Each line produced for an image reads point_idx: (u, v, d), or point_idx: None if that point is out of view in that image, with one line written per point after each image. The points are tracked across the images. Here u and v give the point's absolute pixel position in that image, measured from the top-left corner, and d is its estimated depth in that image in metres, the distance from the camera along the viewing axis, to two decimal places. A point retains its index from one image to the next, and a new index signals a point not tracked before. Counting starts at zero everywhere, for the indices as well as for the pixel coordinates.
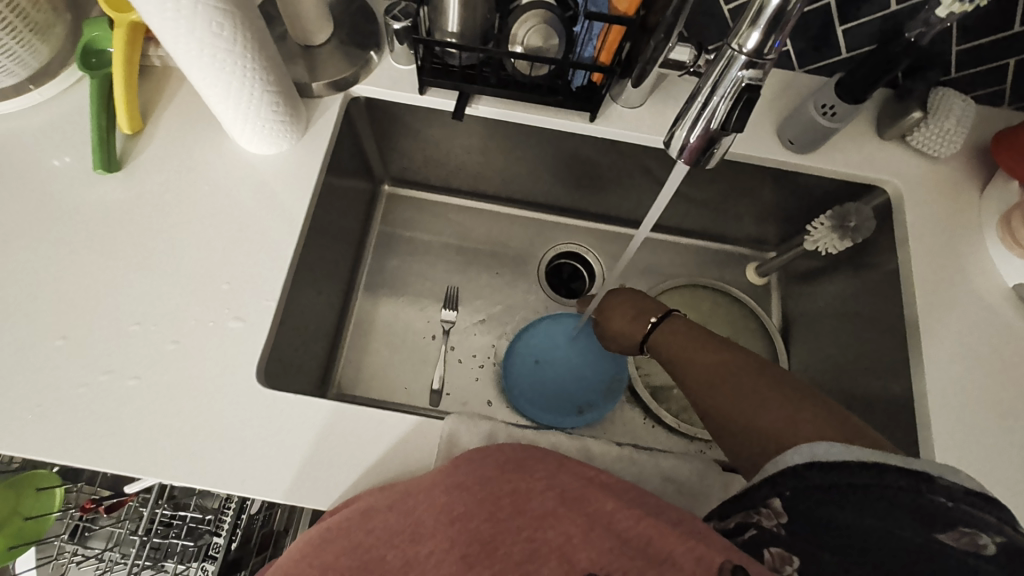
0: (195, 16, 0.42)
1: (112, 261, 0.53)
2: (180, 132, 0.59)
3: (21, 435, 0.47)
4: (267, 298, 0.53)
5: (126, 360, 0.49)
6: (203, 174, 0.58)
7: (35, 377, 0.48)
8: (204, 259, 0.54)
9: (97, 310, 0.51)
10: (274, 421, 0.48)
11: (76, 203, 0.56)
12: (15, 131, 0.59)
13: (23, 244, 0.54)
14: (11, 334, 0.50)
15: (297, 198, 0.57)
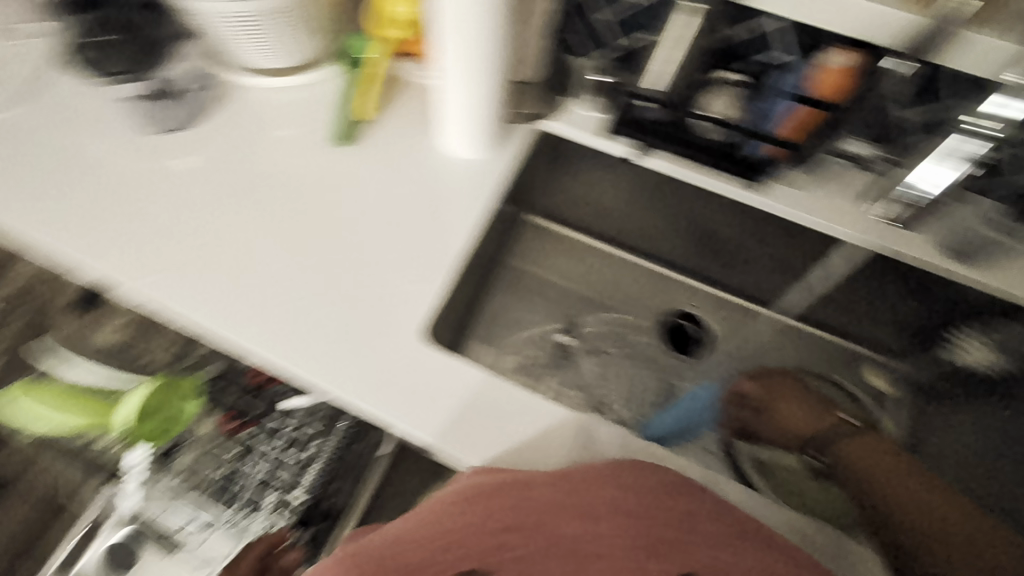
0: (477, 37, 0.54)
1: (331, 215, 0.66)
2: (401, 125, 0.71)
3: (243, 331, 0.59)
4: (444, 273, 0.63)
5: (330, 295, 0.61)
6: (412, 160, 0.69)
7: (257, 293, 0.62)
8: (399, 229, 0.65)
9: (309, 253, 0.64)
10: (432, 378, 0.57)
11: (314, 163, 0.69)
12: (277, 98, 0.73)
13: (267, 185, 0.68)
14: (244, 256, 0.64)
15: (483, 195, 0.67)
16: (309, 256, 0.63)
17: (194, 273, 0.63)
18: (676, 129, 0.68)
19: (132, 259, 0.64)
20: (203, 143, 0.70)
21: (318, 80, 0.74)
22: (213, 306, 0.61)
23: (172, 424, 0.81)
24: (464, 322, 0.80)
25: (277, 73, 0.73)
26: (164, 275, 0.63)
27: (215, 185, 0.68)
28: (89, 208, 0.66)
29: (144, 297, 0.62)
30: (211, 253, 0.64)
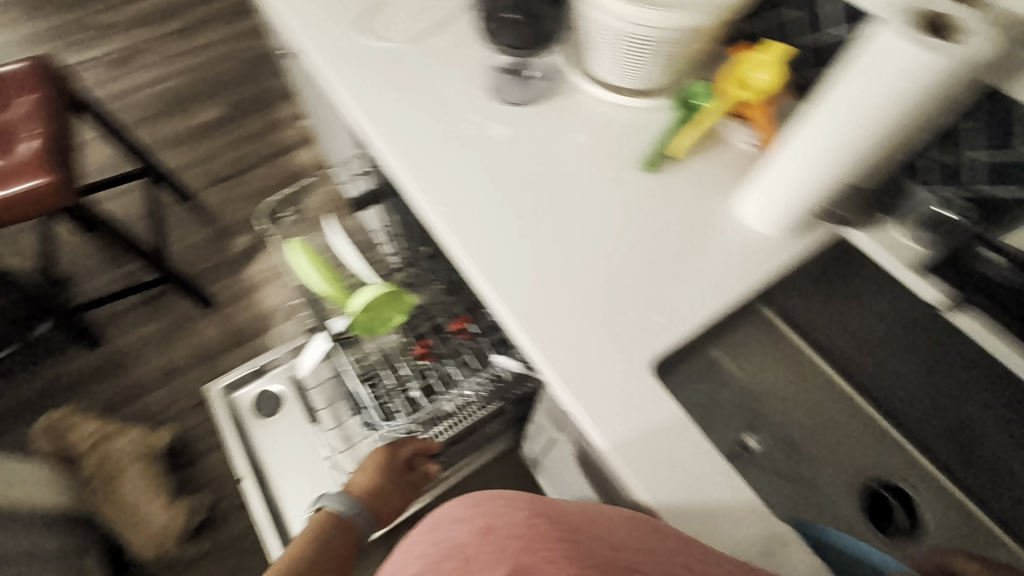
0: (859, 134, 0.56)
1: (612, 229, 0.73)
2: (704, 174, 0.76)
3: (506, 295, 0.69)
4: (690, 326, 0.67)
5: (585, 298, 0.68)
6: (701, 213, 0.73)
7: (526, 260, 0.71)
8: (665, 269, 0.70)
9: (581, 248, 0.72)
10: (643, 403, 0.62)
11: (616, 180, 0.76)
12: (607, 110, 0.82)
13: (569, 183, 0.77)
14: (528, 225, 0.74)
15: (753, 271, 0.70)
16: (581, 258, 0.71)
17: (484, 221, 0.74)
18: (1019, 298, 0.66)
19: (446, 196, 0.77)
20: (531, 124, 0.82)
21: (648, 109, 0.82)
22: (489, 254, 0.72)
23: (376, 325, 0.97)
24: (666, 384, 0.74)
25: (616, 89, 0.82)
26: (460, 212, 0.75)
27: (525, 157, 0.79)
28: (431, 146, 0.82)
29: (438, 222, 0.75)
30: (502, 211, 0.75)
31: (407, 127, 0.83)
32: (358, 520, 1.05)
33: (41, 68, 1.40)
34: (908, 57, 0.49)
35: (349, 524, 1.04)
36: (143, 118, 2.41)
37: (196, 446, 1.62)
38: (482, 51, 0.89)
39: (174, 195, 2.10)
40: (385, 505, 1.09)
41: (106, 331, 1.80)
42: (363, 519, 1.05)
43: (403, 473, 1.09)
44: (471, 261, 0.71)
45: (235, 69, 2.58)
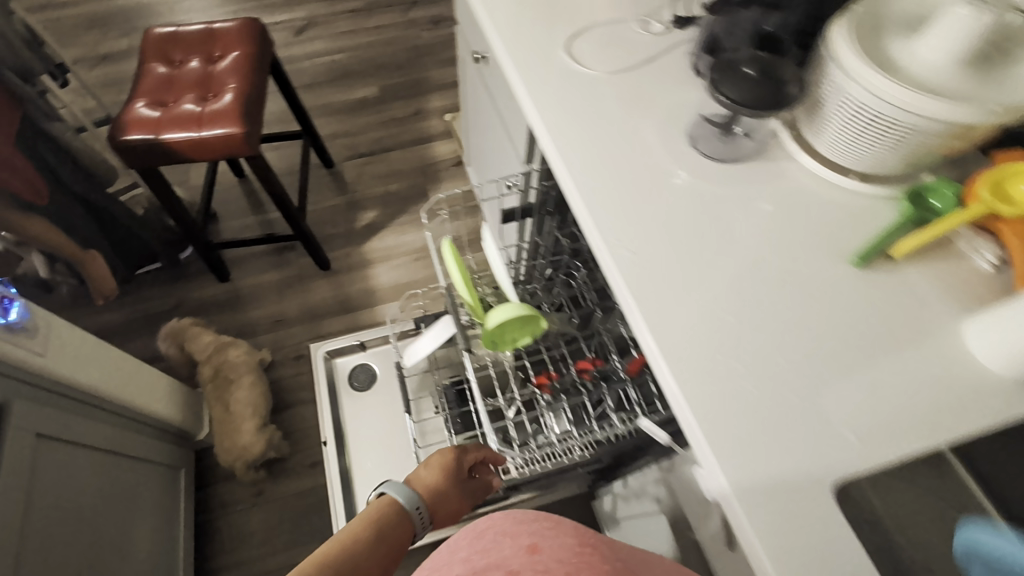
0: None
1: (801, 321, 0.68)
2: (921, 287, 0.69)
3: (674, 357, 0.66)
4: (882, 452, 0.59)
5: (761, 385, 0.63)
6: (911, 329, 0.66)
7: (706, 335, 0.67)
8: (859, 380, 0.63)
9: (770, 336, 0.67)
10: (820, 524, 0.56)
11: (815, 267, 0.71)
12: (820, 189, 0.77)
13: (762, 259, 0.73)
14: (712, 298, 0.70)
15: (969, 412, 0.61)
16: (762, 343, 0.66)
17: (665, 283, 0.72)
18: None
19: (626, 240, 0.76)
20: (730, 192, 0.79)
21: (869, 196, 0.75)
22: (667, 319, 0.69)
23: (503, 342, 0.96)
24: None
25: (836, 169, 0.76)
26: (641, 267, 0.73)
27: (718, 226, 0.76)
28: (620, 186, 0.81)
29: (616, 273, 0.74)
30: (686, 277, 0.72)
31: (599, 169, 0.83)
32: (415, 518, 0.91)
33: (255, 28, 1.54)
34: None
35: (406, 518, 0.89)
36: (310, 83, 2.60)
37: (285, 397, 1.69)
38: (693, 97, 0.86)
39: (319, 160, 2.24)
40: (442, 512, 0.97)
41: (235, 269, 1.93)
42: (420, 519, 0.91)
43: (465, 479, 1.01)
44: (646, 321, 0.69)
45: (396, 54, 2.71)
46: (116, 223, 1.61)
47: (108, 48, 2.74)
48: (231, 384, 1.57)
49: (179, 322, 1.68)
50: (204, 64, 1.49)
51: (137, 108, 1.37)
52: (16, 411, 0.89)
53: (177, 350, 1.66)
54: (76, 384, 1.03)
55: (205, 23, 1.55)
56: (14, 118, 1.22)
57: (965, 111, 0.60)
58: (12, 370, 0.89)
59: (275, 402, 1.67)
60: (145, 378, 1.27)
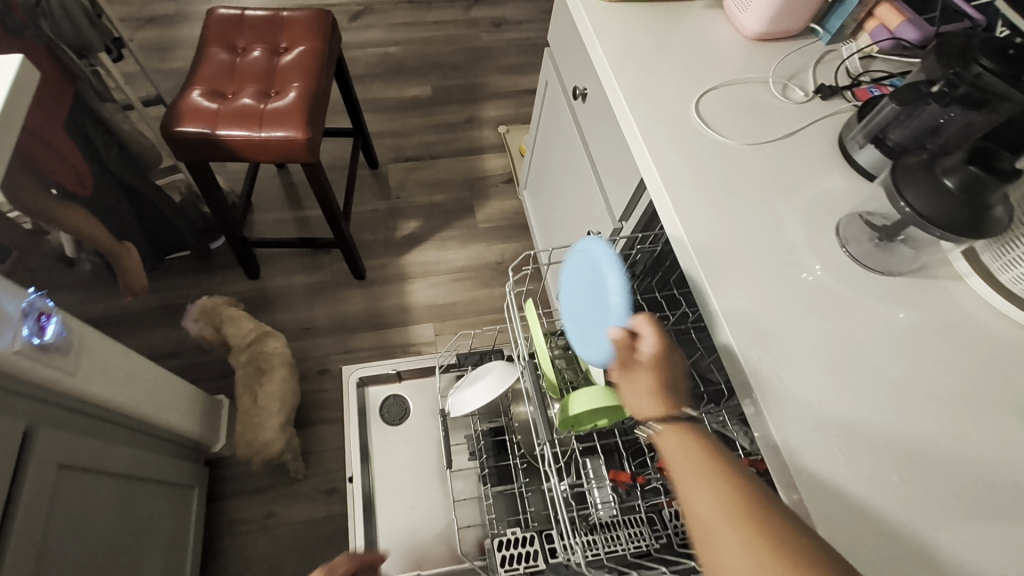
0: None
1: (972, 473, 0.59)
2: None
3: (824, 501, 0.59)
4: None
5: (930, 550, 0.56)
6: None
7: (866, 494, 0.59)
8: None
9: (943, 504, 0.58)
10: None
11: (987, 412, 0.63)
12: (989, 320, 0.69)
13: (923, 391, 0.64)
14: (873, 447, 0.61)
15: None
16: (931, 495, 0.58)
17: (817, 421, 0.63)
18: None
19: (766, 345, 0.67)
20: (887, 306, 0.70)
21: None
22: (819, 468, 0.60)
23: (579, 424, 0.87)
24: None
25: (1013, 299, 0.68)
26: (787, 397, 0.64)
27: (871, 346, 0.67)
28: (757, 276, 0.72)
29: (756, 400, 0.64)
30: (841, 415, 0.63)
31: (736, 262, 0.73)
32: None
33: (325, 21, 1.43)
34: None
35: None
36: (361, 75, 2.50)
37: (306, 413, 1.59)
38: (844, 191, 0.77)
39: (364, 159, 2.14)
40: None
41: (266, 266, 1.84)
42: None
43: None
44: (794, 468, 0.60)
45: (454, 54, 2.61)
46: (151, 208, 1.52)
47: (155, 10, 2.64)
48: (252, 392, 1.47)
49: (212, 300, 1.58)
50: (269, 55, 1.39)
51: (195, 96, 1.27)
52: (40, 436, 0.79)
53: (211, 332, 1.55)
54: (105, 402, 0.93)
55: (273, 9, 1.45)
56: (66, 96, 1.13)
57: None
58: (38, 389, 0.80)
59: (296, 418, 1.57)
60: (172, 390, 1.18)
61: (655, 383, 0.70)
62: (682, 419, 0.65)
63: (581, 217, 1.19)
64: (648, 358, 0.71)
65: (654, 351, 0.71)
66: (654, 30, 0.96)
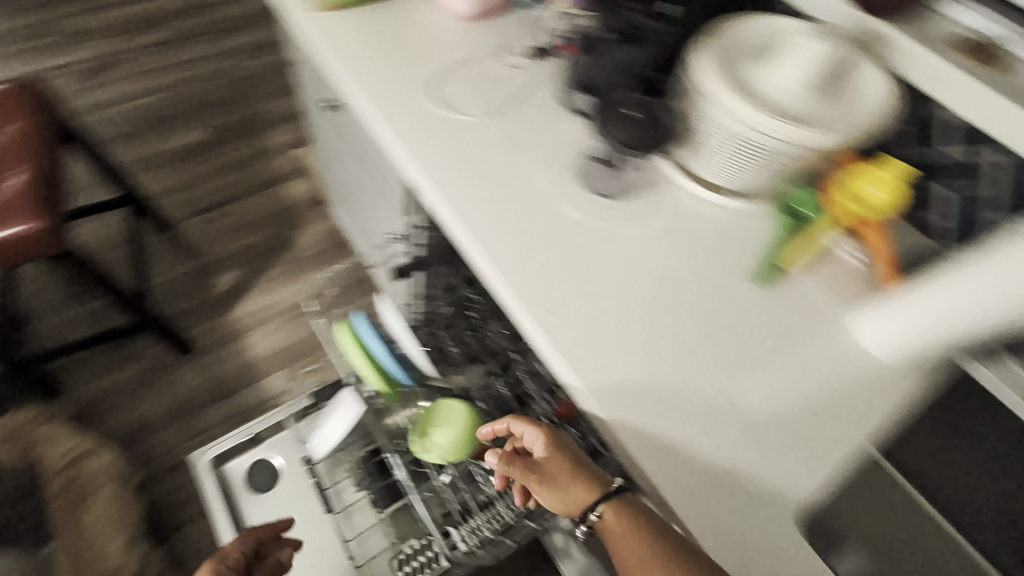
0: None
1: (720, 338, 0.69)
2: (809, 290, 0.74)
3: (617, 405, 0.64)
4: (819, 454, 0.63)
5: (704, 413, 0.64)
6: (818, 328, 0.71)
7: (648, 386, 0.65)
8: (784, 384, 0.67)
9: (706, 373, 0.67)
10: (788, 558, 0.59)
11: (722, 284, 0.73)
12: (708, 207, 0.80)
13: (671, 281, 0.73)
14: (648, 347, 0.68)
15: (873, 394, 0.67)
16: (695, 368, 0.67)
17: (604, 346, 0.68)
18: None
19: (538, 286, 0.71)
20: (634, 223, 0.78)
21: (752, 212, 0.80)
22: (608, 378, 0.65)
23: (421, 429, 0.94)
24: None
25: (718, 190, 0.80)
26: (573, 331, 0.68)
27: (625, 258, 0.74)
28: (517, 230, 0.76)
29: (549, 344, 0.67)
30: (623, 332, 0.69)
31: (501, 230, 0.76)
32: None
33: (32, 91, 1.24)
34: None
35: None
36: (120, 135, 2.22)
37: (168, 518, 1.43)
38: (574, 137, 0.86)
39: (151, 226, 1.92)
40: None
41: (67, 378, 1.59)
42: None
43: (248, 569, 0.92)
44: (592, 391, 0.65)
45: (222, 89, 2.41)
46: None
47: None
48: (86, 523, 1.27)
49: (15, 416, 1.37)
50: None
51: None
52: None
53: None
54: None
55: None
56: None
57: (836, 135, 0.65)
58: None
59: (156, 528, 1.40)
60: None
61: (569, 472, 0.71)
62: (615, 492, 0.68)
63: (379, 223, 1.19)
64: (543, 449, 0.73)
65: (541, 442, 0.73)
66: (378, 28, 0.98)
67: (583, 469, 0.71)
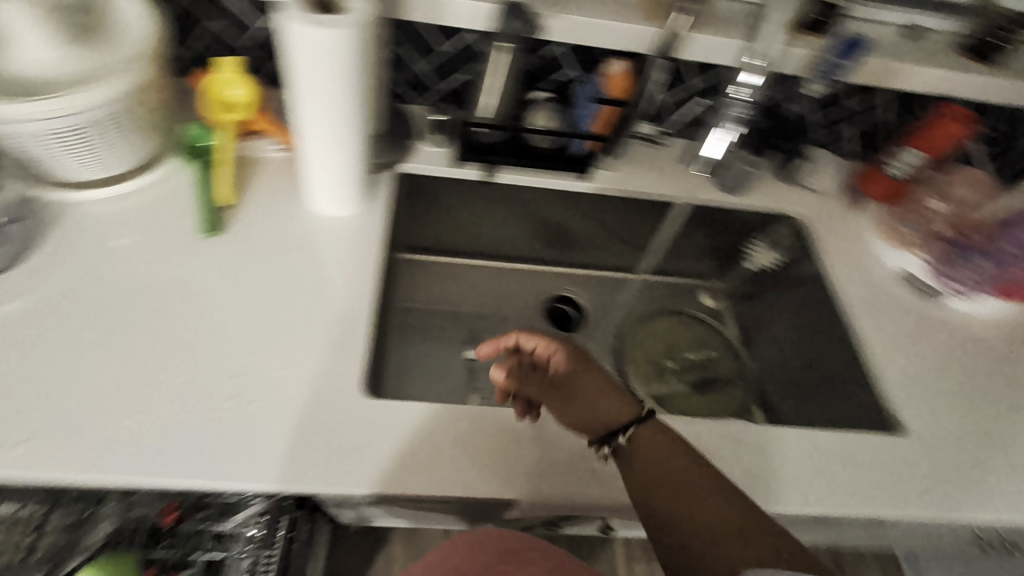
0: (342, 99, 0.56)
1: (205, 310, 0.64)
2: (260, 203, 0.73)
3: (140, 458, 0.54)
4: (353, 326, 0.66)
5: (236, 387, 0.60)
6: (285, 230, 0.72)
7: (164, 412, 0.57)
8: (286, 298, 0.67)
9: (213, 347, 0.62)
10: (379, 432, 0.59)
11: (176, 262, 0.68)
12: (116, 203, 0.71)
13: (122, 299, 0.64)
14: (139, 378, 0.59)
15: (355, 242, 0.72)
16: (197, 356, 0.61)
17: (87, 426, 0.56)
18: (512, 147, 0.80)
19: None
20: (41, 281, 0.64)
21: (163, 177, 0.73)
22: (114, 443, 0.55)
23: None
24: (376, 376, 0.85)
25: (113, 179, 0.71)
26: (39, 433, 0.55)
27: (54, 316, 0.62)
28: None
29: (19, 468, 0.53)
30: (102, 392, 0.57)
31: None
32: None
33: None
34: (322, 35, 0.49)
35: None
36: None
37: None
38: None
39: None
40: None
41: None
42: None
43: None
44: (107, 468, 0.54)
45: None
46: None
47: None
48: None
49: None
50: None
51: None
52: None
53: None
54: None
55: None
56: None
57: (126, 75, 0.61)
58: None
59: None
60: None
61: (602, 389, 0.62)
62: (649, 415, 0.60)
63: None
64: (568, 361, 0.65)
65: (559, 357, 0.65)
66: None
67: (602, 400, 0.62)
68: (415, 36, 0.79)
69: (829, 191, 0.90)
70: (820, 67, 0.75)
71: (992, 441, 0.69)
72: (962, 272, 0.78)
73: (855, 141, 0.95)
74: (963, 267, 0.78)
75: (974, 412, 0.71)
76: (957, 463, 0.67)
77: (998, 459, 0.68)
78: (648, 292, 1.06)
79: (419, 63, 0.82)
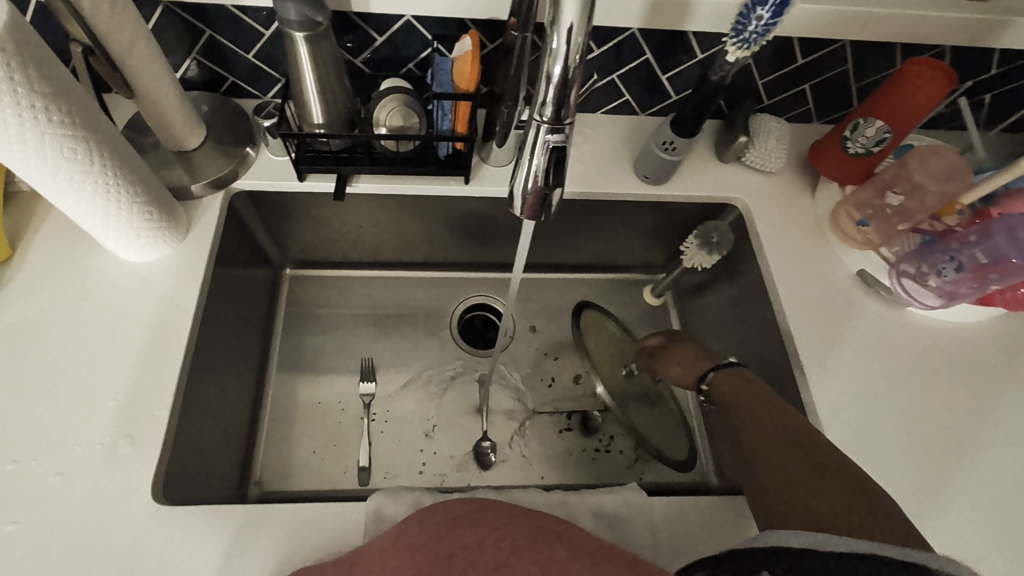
0: (43, 145, 0.42)
1: None
2: (54, 253, 0.60)
3: None
4: (157, 407, 0.54)
5: (4, 505, 0.49)
6: (80, 287, 0.58)
7: None
8: (76, 376, 0.54)
9: None
10: (170, 543, 0.49)
11: None
12: None
13: None
14: None
15: (168, 294, 0.59)
16: None
17: None
18: (365, 153, 0.66)
19: None
20: None
21: None
22: None
23: None
24: (251, 421, 0.76)
25: None
26: None
27: None
28: None
29: None
30: None
31: None
32: None
33: None
34: None
35: None
36: None
37: None
38: None
39: None
40: None
41: None
42: None
43: None
44: None
45: None
46: None
47: None
48: None
49: None
50: None
51: None
52: None
53: None
54: None
55: None
56: None
57: None
58: None
59: None
60: None
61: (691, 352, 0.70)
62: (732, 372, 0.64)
63: None
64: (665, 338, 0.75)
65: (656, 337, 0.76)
66: None
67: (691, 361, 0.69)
68: (233, 17, 0.60)
69: (780, 171, 0.75)
70: (735, 22, 0.55)
71: (943, 471, 0.60)
72: (931, 286, 0.64)
73: (828, 99, 0.74)
74: (932, 280, 0.63)
75: (929, 438, 0.61)
76: (902, 502, 0.58)
77: (951, 496, 0.59)
78: (585, 292, 0.93)
79: (253, 48, 0.64)
